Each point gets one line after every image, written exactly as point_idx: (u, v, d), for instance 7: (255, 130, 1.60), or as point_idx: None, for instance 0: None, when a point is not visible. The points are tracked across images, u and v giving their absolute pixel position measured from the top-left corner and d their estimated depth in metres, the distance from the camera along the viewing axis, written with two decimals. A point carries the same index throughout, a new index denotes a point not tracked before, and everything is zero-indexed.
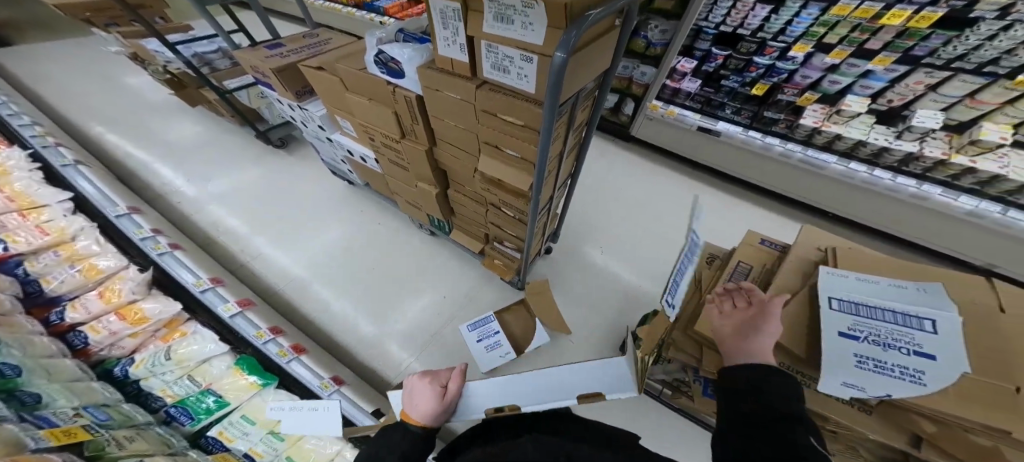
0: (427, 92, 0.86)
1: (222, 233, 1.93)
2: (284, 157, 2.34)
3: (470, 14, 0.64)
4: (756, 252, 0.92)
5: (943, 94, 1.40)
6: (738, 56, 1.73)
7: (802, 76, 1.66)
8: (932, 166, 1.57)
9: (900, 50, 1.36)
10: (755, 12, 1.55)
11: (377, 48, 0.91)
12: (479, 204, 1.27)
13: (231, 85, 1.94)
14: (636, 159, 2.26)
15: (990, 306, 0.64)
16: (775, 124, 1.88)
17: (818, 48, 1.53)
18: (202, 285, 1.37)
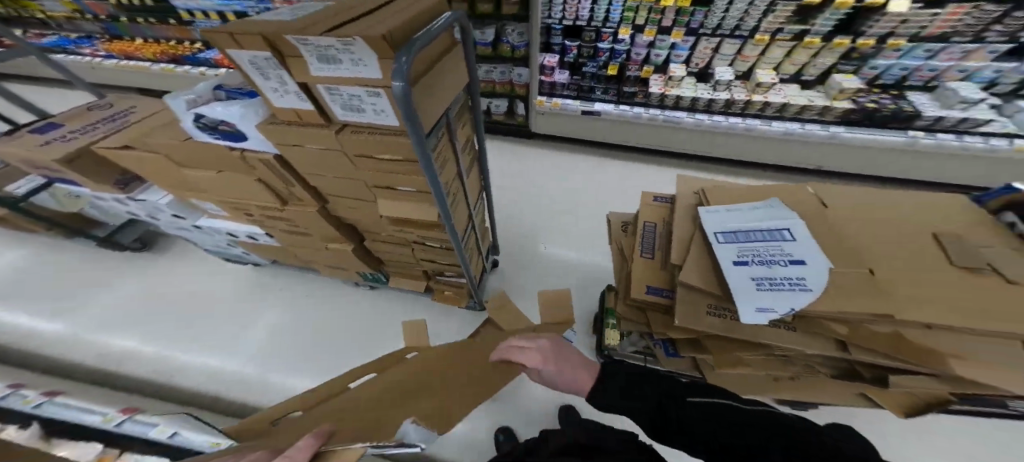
0: (282, 149, 0.79)
1: (101, 370, 1.56)
2: (150, 259, 1.97)
3: (290, 60, 0.60)
4: (657, 209, 1.01)
5: (724, 53, 1.85)
6: (586, 44, 1.96)
7: (636, 54, 1.95)
8: (744, 106, 1.90)
9: (683, 24, 1.76)
10: (582, 4, 1.80)
11: (190, 113, 0.78)
12: (400, 244, 1.21)
13: (20, 190, 1.48)
14: (548, 154, 2.36)
15: (818, 206, 0.78)
16: (635, 97, 2.05)
17: (636, 30, 1.86)
18: (111, 419, 1.02)
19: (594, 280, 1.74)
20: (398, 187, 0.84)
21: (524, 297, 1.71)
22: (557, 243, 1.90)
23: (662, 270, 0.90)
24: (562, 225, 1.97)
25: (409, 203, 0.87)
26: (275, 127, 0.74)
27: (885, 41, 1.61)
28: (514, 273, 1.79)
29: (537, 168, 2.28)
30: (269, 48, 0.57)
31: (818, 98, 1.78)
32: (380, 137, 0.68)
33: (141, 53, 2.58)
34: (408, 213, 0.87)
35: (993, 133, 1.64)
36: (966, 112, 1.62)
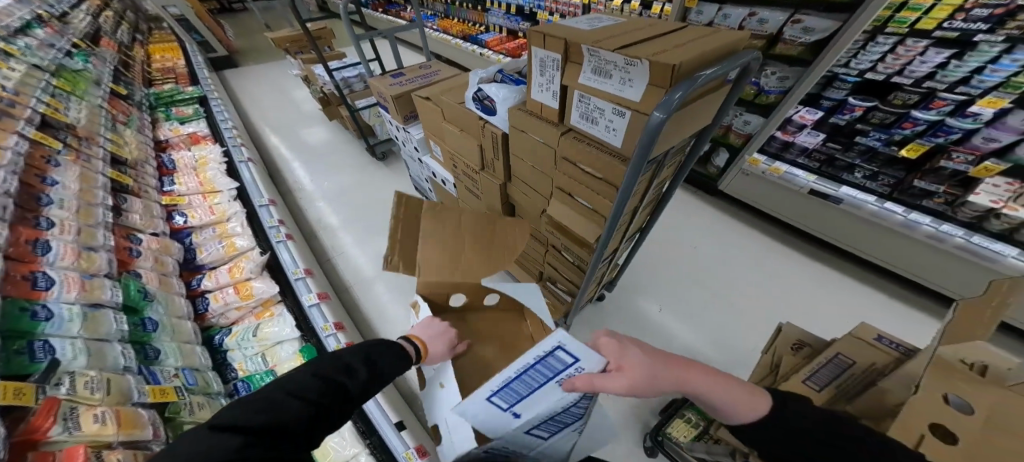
0: (511, 131, 0.89)
1: (322, 228, 2.35)
2: (379, 169, 2.79)
3: (568, 65, 0.63)
4: (944, 368, 0.56)
5: None
6: (886, 108, 1.49)
7: (984, 138, 1.29)
8: None
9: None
10: (924, 57, 1.30)
11: (477, 86, 0.95)
12: (538, 243, 1.23)
13: (360, 104, 2.49)
14: (723, 217, 2.17)
15: None
16: (928, 198, 1.55)
17: (1020, 104, 1.17)
18: (298, 274, 1.42)
19: None
20: (576, 197, 0.85)
21: None
22: None
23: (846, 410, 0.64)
24: None
25: (579, 216, 0.87)
26: (555, 128, 0.74)
27: None
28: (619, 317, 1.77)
29: (697, 232, 2.08)
30: (561, 51, 0.62)
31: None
32: (601, 152, 0.67)
33: (454, 29, 3.60)
34: (573, 224, 0.87)
35: None
36: None
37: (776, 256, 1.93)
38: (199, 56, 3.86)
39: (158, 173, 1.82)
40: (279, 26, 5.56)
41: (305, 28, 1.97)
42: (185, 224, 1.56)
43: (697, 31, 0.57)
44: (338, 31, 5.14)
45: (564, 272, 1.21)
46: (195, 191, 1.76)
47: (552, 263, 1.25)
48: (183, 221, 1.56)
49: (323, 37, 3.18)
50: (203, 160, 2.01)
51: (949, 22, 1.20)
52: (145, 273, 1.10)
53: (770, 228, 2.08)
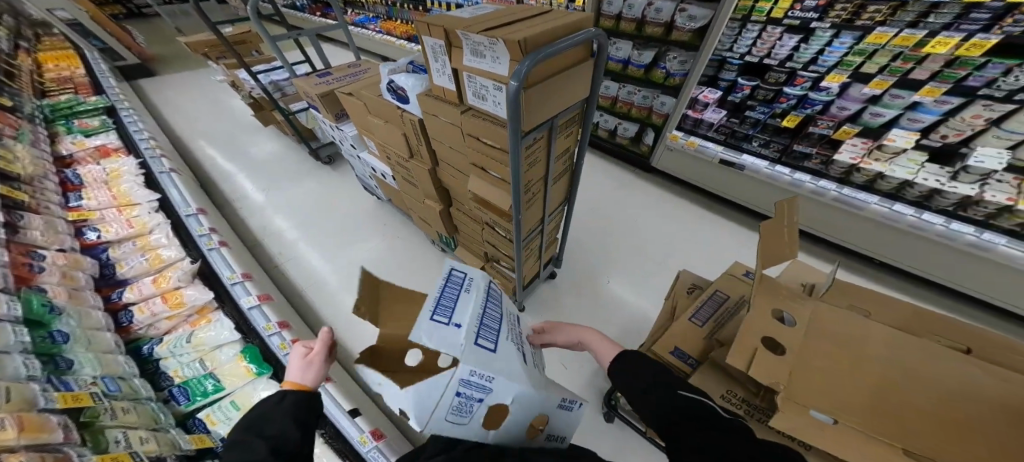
0: (426, 116, 1.00)
1: (268, 237, 2.27)
2: (327, 172, 2.74)
3: (454, 50, 0.76)
4: (768, 288, 0.60)
5: (1007, 129, 1.35)
6: (766, 86, 1.86)
7: (838, 108, 1.71)
8: (967, 206, 1.50)
9: (950, 80, 1.37)
10: (782, 42, 1.70)
11: (388, 78, 1.05)
12: (475, 223, 1.33)
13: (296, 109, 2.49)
14: (656, 192, 2.39)
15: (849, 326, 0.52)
16: (808, 159, 1.89)
17: (855, 79, 1.60)
18: (234, 278, 1.39)
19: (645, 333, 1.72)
20: (488, 172, 0.96)
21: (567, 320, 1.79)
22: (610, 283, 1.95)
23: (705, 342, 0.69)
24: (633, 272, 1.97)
25: (493, 188, 0.97)
26: (458, 109, 0.86)
27: None
28: (569, 291, 1.89)
29: (634, 209, 2.29)
30: (443, 38, 0.74)
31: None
32: (494, 124, 0.80)
33: (397, 30, 3.59)
34: (489, 196, 0.98)
35: None
36: None
37: (702, 224, 2.17)
38: (102, 64, 3.50)
39: (61, 189, 1.67)
40: (197, 31, 5.16)
41: (217, 30, 1.90)
42: (99, 239, 1.46)
43: (552, 16, 0.73)
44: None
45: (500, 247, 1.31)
46: (108, 205, 1.65)
47: (490, 242, 1.34)
48: (96, 237, 1.45)
49: (246, 41, 3.05)
50: (115, 173, 1.88)
51: (792, 10, 1.59)
52: (50, 288, 1.04)
53: (697, 198, 2.32)
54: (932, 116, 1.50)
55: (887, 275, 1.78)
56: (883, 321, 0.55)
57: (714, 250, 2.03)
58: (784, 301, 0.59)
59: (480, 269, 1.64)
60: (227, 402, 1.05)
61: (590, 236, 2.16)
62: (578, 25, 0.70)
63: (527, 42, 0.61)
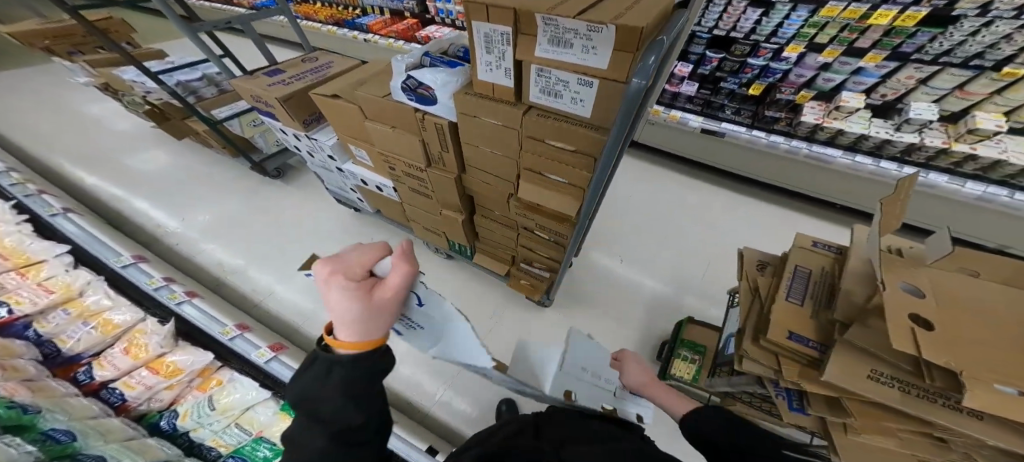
0: (460, 118, 0.81)
1: (229, 273, 1.90)
2: (280, 186, 2.33)
3: (521, 38, 0.62)
4: (892, 265, 0.66)
5: (933, 87, 1.59)
6: (732, 58, 1.91)
7: (795, 75, 1.84)
8: (923, 154, 1.72)
9: (889, 47, 1.56)
10: (746, 15, 1.76)
11: (405, 74, 0.80)
12: (510, 228, 1.22)
13: (221, 114, 1.84)
14: (644, 166, 2.45)
15: (959, 292, 0.64)
16: (776, 123, 2.00)
17: (810, 49, 1.72)
18: (229, 334, 1.13)
19: (671, 305, 1.80)
20: (547, 176, 0.87)
21: (595, 307, 1.80)
22: (625, 262, 1.98)
23: (812, 320, 0.78)
24: (645, 248, 2.03)
25: (553, 194, 0.89)
26: (517, 110, 0.73)
27: None
28: (589, 278, 1.90)
29: (628, 186, 2.34)
30: (510, 23, 0.59)
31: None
32: (572, 125, 0.70)
33: (318, 16, 3.08)
34: (550, 203, 0.89)
35: None
36: None
37: (692, 191, 2.30)
38: None
39: None
40: (18, 19, 3.86)
41: (78, 14, 1.35)
42: (11, 315, 1.05)
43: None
44: (139, 26, 3.89)
45: (542, 250, 1.24)
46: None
47: (528, 245, 1.27)
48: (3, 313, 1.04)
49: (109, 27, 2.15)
50: None
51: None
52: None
53: (683, 167, 2.43)
54: (873, 79, 1.69)
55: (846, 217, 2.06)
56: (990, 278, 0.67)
57: (709, 216, 2.16)
58: (903, 273, 0.66)
59: (505, 271, 1.56)
60: None
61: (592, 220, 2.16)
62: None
63: (647, 28, 0.50)
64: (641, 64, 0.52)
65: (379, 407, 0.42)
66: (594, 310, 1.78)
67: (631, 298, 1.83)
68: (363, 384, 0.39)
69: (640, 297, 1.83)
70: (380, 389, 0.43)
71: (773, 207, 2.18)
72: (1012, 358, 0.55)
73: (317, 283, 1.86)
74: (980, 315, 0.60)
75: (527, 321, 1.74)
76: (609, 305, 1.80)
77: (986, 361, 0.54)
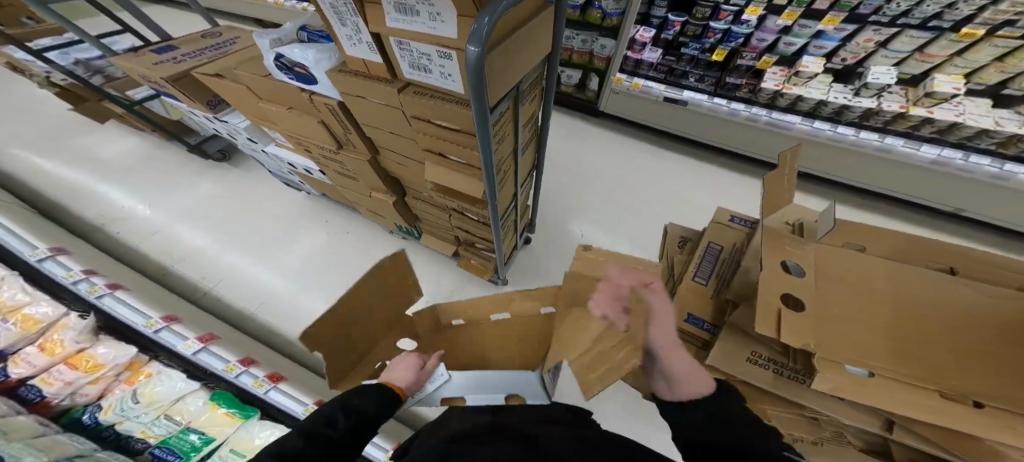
0: (345, 98, 0.76)
1: (177, 262, 1.86)
2: (229, 170, 2.23)
3: (368, 7, 0.55)
4: (774, 242, 0.65)
5: (893, 49, 1.53)
6: (694, 22, 1.79)
7: (757, 39, 1.73)
8: (893, 118, 1.68)
9: (847, 9, 1.46)
10: None
11: (274, 51, 0.74)
12: (439, 209, 1.19)
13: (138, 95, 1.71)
14: (611, 135, 2.36)
15: (842, 271, 0.63)
16: (738, 90, 1.94)
17: (770, 10, 1.60)
18: (154, 326, 1.12)
19: None
20: (449, 156, 0.82)
21: (552, 282, 1.80)
22: (585, 237, 1.95)
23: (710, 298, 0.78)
24: (607, 220, 2.00)
25: (458, 175, 0.84)
26: (392, 88, 0.67)
27: None
28: (547, 253, 1.89)
29: (593, 157, 2.27)
30: None
31: (1006, 118, 1.48)
32: (449, 102, 0.65)
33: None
34: (455, 186, 0.85)
35: None
36: None
37: (658, 161, 2.24)
38: None
39: None
40: None
41: None
42: None
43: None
44: None
45: (477, 231, 1.21)
46: None
47: (463, 227, 1.24)
48: None
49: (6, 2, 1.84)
50: None
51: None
52: None
53: (651, 136, 2.34)
54: (833, 42, 1.61)
55: (808, 184, 2.05)
56: (877, 252, 0.69)
57: (675, 186, 2.12)
58: (787, 251, 0.64)
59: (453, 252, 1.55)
60: (227, 452, 0.95)
61: (554, 195, 2.12)
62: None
63: None
64: (479, 28, 0.46)
65: (356, 424, 0.55)
66: (551, 285, 1.79)
67: None
68: (375, 393, 0.61)
69: None
70: (351, 415, 0.55)
71: (739, 176, 2.15)
72: (880, 338, 0.55)
73: (268, 269, 1.84)
74: (858, 292, 0.60)
75: (483, 299, 1.75)
76: (567, 279, 1.81)
77: (839, 341, 0.54)
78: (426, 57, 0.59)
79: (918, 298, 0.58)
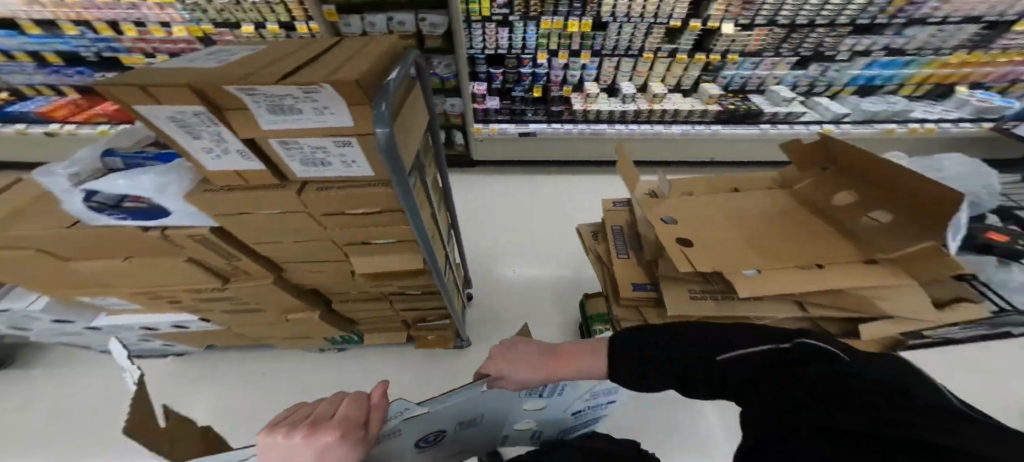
0: (233, 217, 0.72)
1: None
2: (24, 380, 1.53)
3: (234, 116, 0.53)
4: (653, 210, 0.87)
5: (623, 69, 2.49)
6: (510, 70, 2.47)
7: (554, 76, 2.52)
8: (648, 113, 2.51)
9: (587, 47, 2.37)
10: (500, 35, 2.29)
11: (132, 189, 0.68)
12: (377, 297, 1.10)
13: None
14: (499, 177, 2.66)
15: (694, 212, 0.89)
16: (563, 115, 2.57)
17: (550, 55, 2.43)
18: None
19: (570, 288, 1.96)
20: (375, 239, 0.82)
21: (509, 324, 1.81)
22: (519, 270, 2.05)
23: (636, 266, 0.97)
24: (530, 247, 2.17)
25: (388, 253, 0.86)
26: (290, 191, 0.65)
27: (728, 56, 2.32)
28: (494, 299, 1.91)
29: (495, 199, 2.49)
30: (203, 103, 0.50)
31: (696, 103, 2.47)
32: (361, 187, 0.67)
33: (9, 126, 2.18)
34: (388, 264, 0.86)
35: (811, 121, 2.39)
36: (788, 107, 2.37)
37: (546, 184, 2.61)
38: None
39: None
40: None
41: None
42: None
43: (350, 46, 0.59)
44: None
45: (425, 302, 1.15)
46: None
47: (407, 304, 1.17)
48: None
49: None
50: None
51: (492, 9, 2.16)
52: None
53: (534, 168, 2.73)
54: (594, 70, 2.52)
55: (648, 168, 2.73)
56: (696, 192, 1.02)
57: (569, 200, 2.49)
58: (661, 211, 0.86)
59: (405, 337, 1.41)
60: None
61: (469, 244, 2.20)
62: (394, 46, 0.62)
63: (364, 76, 0.46)
64: (374, 112, 0.48)
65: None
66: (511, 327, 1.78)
67: (536, 300, 1.91)
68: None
69: (542, 295, 1.93)
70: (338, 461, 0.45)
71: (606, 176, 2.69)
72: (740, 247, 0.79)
73: None
74: (709, 221, 0.86)
75: (453, 376, 1.58)
76: (519, 313, 1.85)
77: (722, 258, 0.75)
78: (324, 147, 0.58)
79: (736, 212, 0.89)
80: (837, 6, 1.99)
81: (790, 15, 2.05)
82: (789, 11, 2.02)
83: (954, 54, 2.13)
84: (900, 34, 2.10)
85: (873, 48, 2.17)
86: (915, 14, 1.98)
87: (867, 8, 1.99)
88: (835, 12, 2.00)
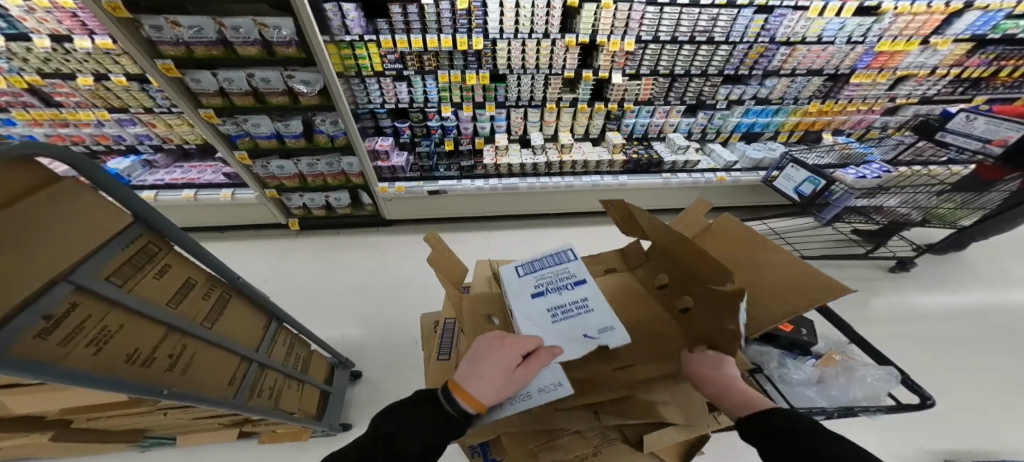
0: None
1: None
2: None
3: None
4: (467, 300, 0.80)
5: (531, 120, 2.50)
6: (416, 125, 2.41)
7: (464, 129, 2.49)
8: (558, 165, 2.52)
9: (492, 99, 2.34)
10: (398, 90, 2.23)
11: None
12: (139, 413, 0.88)
13: None
14: (412, 234, 2.56)
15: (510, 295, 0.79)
16: (474, 169, 2.52)
17: (456, 108, 2.40)
18: None
19: None
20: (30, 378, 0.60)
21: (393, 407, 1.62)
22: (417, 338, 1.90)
23: (452, 369, 0.94)
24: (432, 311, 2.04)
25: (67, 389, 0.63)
26: None
27: (624, 105, 2.38)
28: (381, 377, 1.73)
29: (404, 258, 2.38)
30: None
31: (603, 153, 2.50)
32: None
33: None
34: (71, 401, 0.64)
35: (705, 169, 2.49)
36: (684, 156, 2.46)
37: (461, 241, 2.54)
38: None
39: None
40: None
41: None
42: None
43: None
44: None
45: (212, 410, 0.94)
46: None
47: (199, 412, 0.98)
48: None
49: None
50: None
51: (385, 64, 2.08)
52: None
53: (450, 223, 2.67)
54: (503, 121, 2.51)
55: (566, 218, 2.74)
56: None
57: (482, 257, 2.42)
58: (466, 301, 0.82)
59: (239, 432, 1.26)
60: None
61: (367, 311, 2.04)
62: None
63: None
64: None
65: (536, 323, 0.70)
66: None
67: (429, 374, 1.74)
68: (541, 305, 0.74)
69: None
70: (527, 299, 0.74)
71: (524, 229, 2.67)
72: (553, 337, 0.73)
73: None
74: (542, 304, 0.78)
75: None
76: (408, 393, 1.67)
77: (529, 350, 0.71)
78: None
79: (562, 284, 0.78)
80: (706, 57, 2.10)
81: (670, 65, 2.13)
82: (667, 62, 2.11)
83: (810, 103, 2.35)
84: (763, 84, 2.26)
85: (743, 98, 2.33)
86: (768, 66, 2.15)
87: (729, 60, 2.12)
88: (705, 62, 2.11)
